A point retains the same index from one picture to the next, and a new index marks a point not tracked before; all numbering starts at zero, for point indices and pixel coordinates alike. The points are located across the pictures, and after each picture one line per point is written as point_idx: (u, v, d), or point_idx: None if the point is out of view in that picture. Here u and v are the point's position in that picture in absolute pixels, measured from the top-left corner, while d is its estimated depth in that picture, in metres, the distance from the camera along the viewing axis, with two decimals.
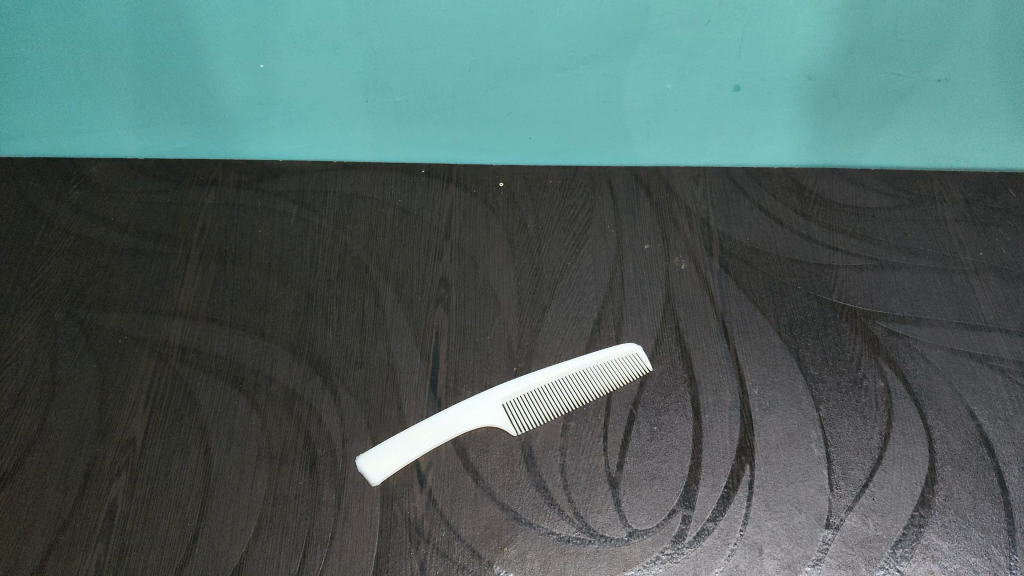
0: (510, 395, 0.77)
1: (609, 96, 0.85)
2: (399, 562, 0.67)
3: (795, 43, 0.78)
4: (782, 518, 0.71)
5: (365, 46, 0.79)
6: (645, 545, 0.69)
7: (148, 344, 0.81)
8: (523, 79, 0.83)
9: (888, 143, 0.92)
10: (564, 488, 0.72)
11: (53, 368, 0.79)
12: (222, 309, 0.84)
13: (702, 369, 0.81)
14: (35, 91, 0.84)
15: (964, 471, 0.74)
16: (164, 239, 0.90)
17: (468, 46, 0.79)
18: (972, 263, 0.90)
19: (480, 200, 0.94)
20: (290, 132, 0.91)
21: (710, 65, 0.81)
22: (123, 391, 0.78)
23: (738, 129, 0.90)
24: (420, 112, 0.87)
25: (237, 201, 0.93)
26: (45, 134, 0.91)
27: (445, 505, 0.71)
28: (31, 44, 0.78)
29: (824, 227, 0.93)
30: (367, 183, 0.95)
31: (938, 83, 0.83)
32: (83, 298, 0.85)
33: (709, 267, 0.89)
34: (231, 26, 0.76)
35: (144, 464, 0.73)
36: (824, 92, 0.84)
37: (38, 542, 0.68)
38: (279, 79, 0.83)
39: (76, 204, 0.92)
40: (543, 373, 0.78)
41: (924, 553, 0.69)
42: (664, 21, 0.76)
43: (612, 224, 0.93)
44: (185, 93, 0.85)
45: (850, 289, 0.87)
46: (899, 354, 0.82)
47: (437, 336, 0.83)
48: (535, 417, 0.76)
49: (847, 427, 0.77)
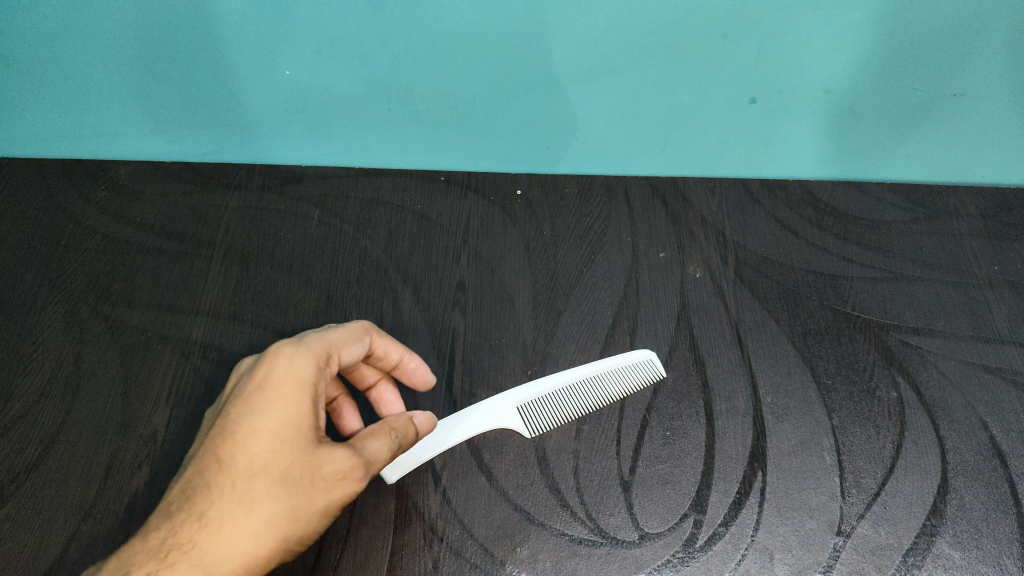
0: (524, 395, 0.78)
1: (627, 107, 0.86)
2: (413, 559, 0.69)
3: (812, 56, 0.79)
4: (793, 524, 0.71)
5: (389, 55, 0.81)
6: (657, 548, 0.70)
7: (171, 342, 0.83)
8: (543, 90, 0.84)
9: (906, 157, 0.92)
10: (577, 490, 0.73)
11: (77, 363, 0.81)
12: (244, 308, 0.86)
13: (716, 376, 0.81)
14: (67, 94, 0.86)
15: (977, 482, 0.74)
16: (188, 240, 0.92)
17: (489, 57, 0.81)
18: (986, 276, 0.90)
19: (497, 207, 0.96)
20: (313, 137, 0.92)
21: (727, 78, 0.82)
22: (145, 386, 0.80)
23: (755, 141, 0.91)
24: (440, 120, 0.89)
25: (260, 204, 0.95)
26: (74, 135, 0.93)
27: (459, 504, 0.72)
28: (65, 48, 0.81)
29: (840, 238, 0.93)
30: (387, 189, 0.97)
31: (953, 98, 0.83)
32: (108, 296, 0.87)
33: (724, 276, 0.90)
34: (260, 33, 0.78)
35: (165, 458, 0.74)
36: (839, 106, 0.85)
37: (59, 533, 0.69)
38: (305, 86, 0.85)
39: (103, 205, 0.95)
40: (557, 378, 0.80)
41: (936, 562, 0.69)
42: (682, 33, 0.78)
43: (627, 232, 0.94)
44: (213, 97, 0.87)
45: (864, 301, 0.88)
46: (912, 365, 0.82)
47: (454, 338, 0.84)
48: (549, 419, 0.77)
49: (859, 435, 0.77)
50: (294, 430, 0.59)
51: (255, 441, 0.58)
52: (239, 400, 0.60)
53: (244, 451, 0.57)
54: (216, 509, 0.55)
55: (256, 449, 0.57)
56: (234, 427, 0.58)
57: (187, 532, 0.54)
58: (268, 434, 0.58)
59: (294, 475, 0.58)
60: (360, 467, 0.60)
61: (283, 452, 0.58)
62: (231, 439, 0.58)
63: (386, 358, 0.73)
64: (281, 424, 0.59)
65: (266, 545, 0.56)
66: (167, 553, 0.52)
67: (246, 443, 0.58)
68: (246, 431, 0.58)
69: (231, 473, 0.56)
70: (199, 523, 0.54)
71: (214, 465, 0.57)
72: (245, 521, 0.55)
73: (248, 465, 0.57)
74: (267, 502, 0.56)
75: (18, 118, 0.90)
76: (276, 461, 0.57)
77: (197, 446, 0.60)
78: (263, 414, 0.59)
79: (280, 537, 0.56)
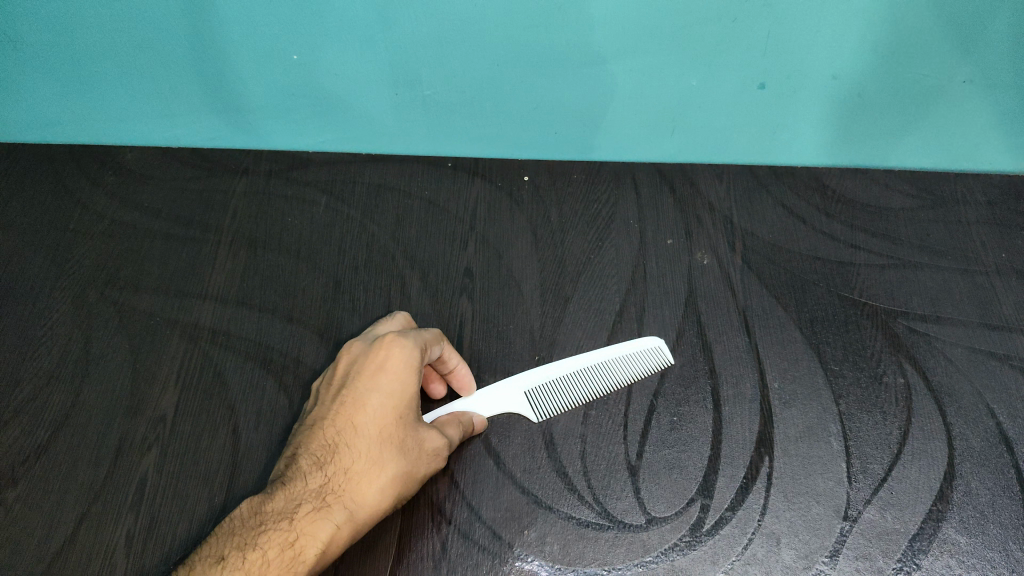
0: (530, 381, 0.79)
1: (635, 92, 0.86)
2: (422, 542, 0.69)
3: (821, 42, 0.79)
4: (800, 509, 0.72)
5: (396, 40, 0.80)
6: (664, 532, 0.70)
7: (179, 326, 0.83)
8: (550, 74, 0.84)
9: (915, 145, 0.92)
10: (585, 474, 0.73)
11: (86, 347, 0.81)
12: (251, 292, 0.87)
13: (723, 362, 0.81)
14: (73, 78, 0.86)
15: (983, 468, 0.74)
16: (197, 225, 0.92)
17: (496, 40, 0.80)
18: (994, 263, 0.90)
19: (505, 193, 0.96)
20: (320, 122, 0.92)
21: (736, 63, 0.82)
22: (154, 370, 0.80)
23: (763, 128, 0.91)
24: (448, 105, 0.89)
25: (268, 190, 0.95)
26: (80, 121, 0.93)
27: (467, 487, 0.73)
28: (72, 32, 0.81)
29: (847, 225, 0.93)
30: (394, 175, 0.97)
31: (962, 86, 0.83)
32: (117, 280, 0.87)
33: (731, 263, 0.90)
34: (267, 17, 0.78)
35: (174, 440, 0.75)
36: (849, 92, 0.84)
37: (69, 514, 0.70)
38: (312, 71, 0.84)
39: (110, 190, 0.95)
40: (565, 364, 0.80)
41: (942, 547, 0.69)
42: (691, 18, 0.77)
43: (635, 218, 0.94)
44: (219, 82, 0.86)
45: (871, 287, 0.88)
46: (919, 352, 0.82)
47: (462, 323, 0.85)
48: (556, 403, 0.78)
49: (866, 421, 0.77)
50: (410, 402, 0.66)
51: (381, 411, 0.64)
52: (363, 377, 0.66)
53: (374, 418, 0.64)
54: (355, 467, 0.62)
55: (383, 417, 0.64)
56: (362, 395, 0.65)
57: (335, 482, 0.61)
58: (393, 405, 0.65)
59: (412, 444, 0.64)
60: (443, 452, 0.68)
61: (403, 423, 0.65)
62: (361, 406, 0.65)
63: (444, 363, 0.74)
64: (402, 396, 0.65)
65: (388, 504, 0.63)
66: (321, 498, 0.60)
67: (375, 411, 0.64)
68: (373, 400, 0.65)
69: (365, 435, 0.63)
70: (344, 476, 0.62)
71: (349, 427, 0.64)
72: (378, 479, 0.62)
73: (379, 430, 0.64)
74: (394, 465, 0.63)
75: (25, 104, 0.89)
76: (399, 430, 0.64)
77: (326, 407, 0.67)
78: (389, 386, 0.65)
79: (396, 499, 0.63)
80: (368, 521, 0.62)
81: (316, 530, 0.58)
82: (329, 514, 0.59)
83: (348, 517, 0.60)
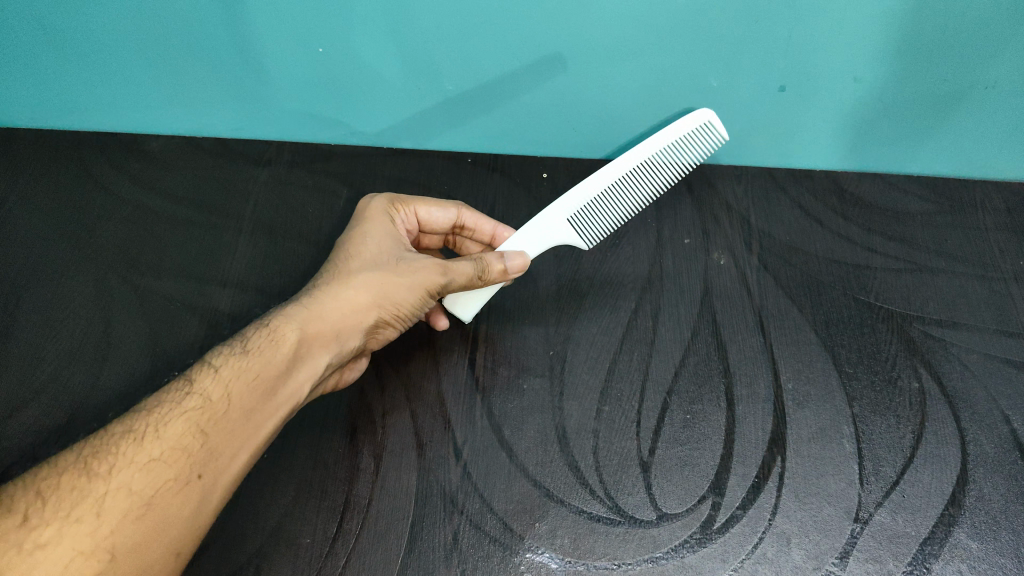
0: (571, 211, 0.85)
1: (655, 91, 0.86)
2: (433, 530, 0.70)
3: (841, 45, 0.79)
4: (811, 510, 0.72)
5: (419, 33, 0.81)
6: (674, 528, 0.70)
7: (198, 312, 0.84)
8: (571, 71, 0.84)
9: (936, 150, 0.92)
10: (597, 469, 0.74)
11: (106, 331, 0.83)
12: (271, 280, 0.88)
13: (737, 361, 0.82)
14: (98, 65, 0.87)
15: (997, 474, 0.74)
16: (217, 213, 0.94)
17: (518, 36, 0.81)
18: (1012, 271, 0.90)
19: (523, 189, 0.96)
20: (341, 115, 0.93)
21: (755, 65, 0.82)
22: (172, 354, 0.81)
23: (782, 130, 0.91)
24: (468, 101, 0.89)
25: (289, 180, 0.96)
26: (104, 108, 0.94)
27: (480, 479, 0.73)
28: (99, 18, 0.82)
29: (864, 228, 0.93)
30: (414, 168, 0.97)
31: (984, 92, 0.83)
32: (138, 266, 0.89)
33: (747, 263, 0.90)
34: (291, 9, 0.79)
35: None
36: (869, 96, 0.84)
37: None
38: (333, 64, 0.85)
39: (132, 176, 0.96)
40: (611, 174, 0.84)
41: (953, 551, 0.69)
42: (713, 19, 0.78)
43: (653, 218, 0.95)
44: (242, 73, 0.87)
45: (888, 291, 0.88)
46: (934, 356, 0.82)
47: (477, 319, 0.86)
48: (598, 223, 0.86)
49: (880, 425, 0.77)
50: (385, 239, 0.78)
51: (357, 244, 0.78)
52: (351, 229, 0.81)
53: (352, 246, 0.78)
54: (328, 279, 0.75)
55: (358, 247, 0.78)
56: (347, 237, 0.79)
57: (311, 288, 0.74)
58: (368, 239, 0.78)
59: (385, 263, 0.76)
60: (432, 262, 0.76)
61: (375, 251, 0.77)
62: (344, 243, 0.79)
63: (479, 229, 0.87)
64: (377, 234, 0.79)
65: (367, 301, 0.73)
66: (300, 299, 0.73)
67: (352, 244, 0.78)
68: (352, 238, 0.79)
69: (341, 259, 0.77)
70: (321, 284, 0.74)
71: (332, 260, 0.78)
72: (347, 283, 0.74)
73: (352, 255, 0.77)
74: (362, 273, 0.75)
75: (51, 90, 0.91)
76: (371, 254, 0.77)
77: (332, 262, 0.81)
78: (368, 226, 0.80)
79: (376, 298, 0.74)
80: (346, 316, 0.72)
81: (287, 315, 0.70)
82: (299, 306, 0.72)
83: (318, 307, 0.72)
